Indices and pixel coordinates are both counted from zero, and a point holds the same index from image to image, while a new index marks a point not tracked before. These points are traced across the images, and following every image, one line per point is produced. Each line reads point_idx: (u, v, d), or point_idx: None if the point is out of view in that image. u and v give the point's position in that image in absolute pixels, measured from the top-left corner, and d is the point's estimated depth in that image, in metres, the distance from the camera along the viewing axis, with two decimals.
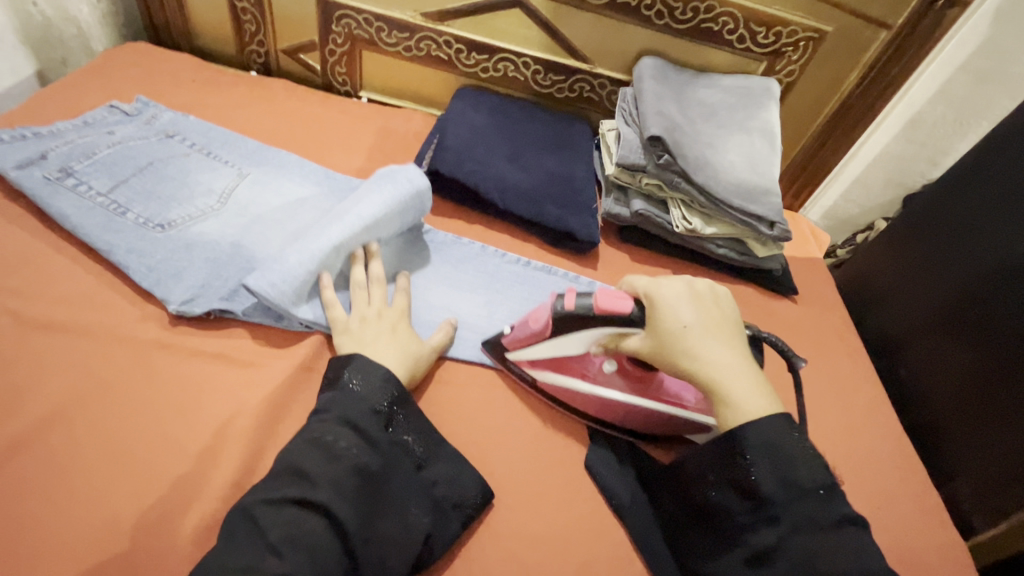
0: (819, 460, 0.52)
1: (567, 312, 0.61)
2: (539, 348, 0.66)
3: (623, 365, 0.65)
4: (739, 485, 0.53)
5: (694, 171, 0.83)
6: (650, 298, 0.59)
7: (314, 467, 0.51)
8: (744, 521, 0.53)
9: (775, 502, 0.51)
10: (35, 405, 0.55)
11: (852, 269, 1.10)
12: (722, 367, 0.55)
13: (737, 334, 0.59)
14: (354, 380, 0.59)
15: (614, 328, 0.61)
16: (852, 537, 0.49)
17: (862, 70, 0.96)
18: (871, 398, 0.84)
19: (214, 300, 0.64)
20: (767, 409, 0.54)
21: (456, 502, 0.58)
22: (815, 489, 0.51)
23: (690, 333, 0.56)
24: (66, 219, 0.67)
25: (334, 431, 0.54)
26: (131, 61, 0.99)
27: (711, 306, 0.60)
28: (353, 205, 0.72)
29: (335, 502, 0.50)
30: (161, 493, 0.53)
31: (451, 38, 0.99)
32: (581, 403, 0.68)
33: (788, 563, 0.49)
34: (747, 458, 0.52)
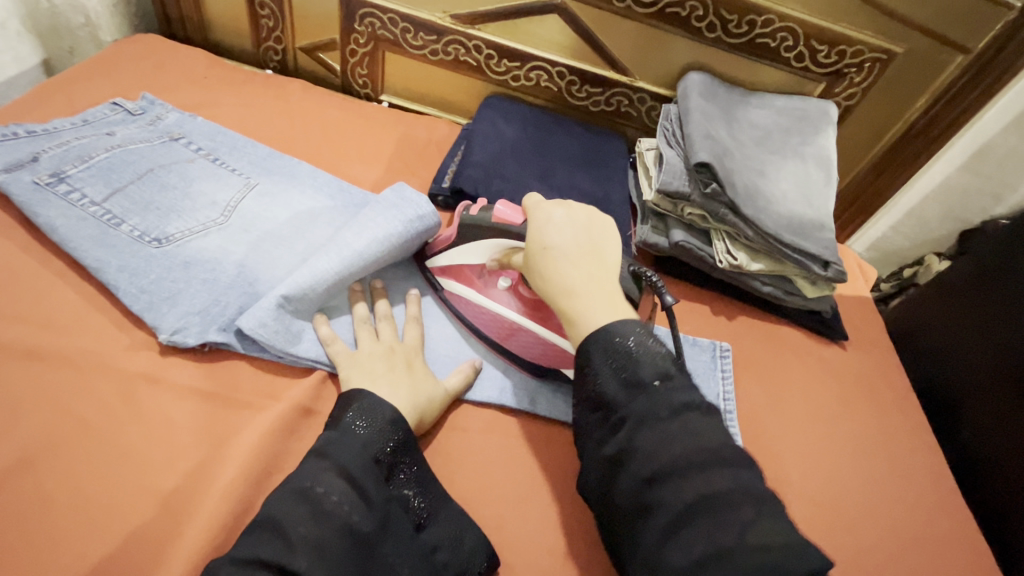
0: (656, 351, 0.50)
1: (470, 215, 0.65)
2: (447, 257, 0.69)
3: (518, 286, 0.66)
4: (589, 396, 0.51)
5: (743, 202, 0.75)
6: (529, 219, 0.60)
7: (296, 526, 0.43)
8: (597, 433, 0.50)
9: (617, 403, 0.49)
10: (1, 447, 0.49)
11: (902, 309, 1.02)
12: (574, 285, 0.54)
13: (608, 251, 0.57)
14: (358, 421, 0.51)
15: (505, 240, 0.63)
16: (693, 424, 0.46)
17: (931, 96, 0.87)
18: (929, 461, 0.76)
19: (210, 330, 0.58)
20: (612, 321, 0.52)
21: (459, 572, 0.50)
22: (653, 382, 0.48)
23: (548, 250, 0.56)
24: (53, 230, 0.61)
25: (326, 482, 0.46)
26: (140, 54, 0.93)
27: (587, 232, 0.58)
28: (360, 235, 0.65)
29: (314, 571, 0.42)
30: (134, 558, 0.46)
31: (482, 43, 0.91)
32: (476, 317, 0.68)
33: (636, 459, 0.46)
34: (590, 364, 0.51)
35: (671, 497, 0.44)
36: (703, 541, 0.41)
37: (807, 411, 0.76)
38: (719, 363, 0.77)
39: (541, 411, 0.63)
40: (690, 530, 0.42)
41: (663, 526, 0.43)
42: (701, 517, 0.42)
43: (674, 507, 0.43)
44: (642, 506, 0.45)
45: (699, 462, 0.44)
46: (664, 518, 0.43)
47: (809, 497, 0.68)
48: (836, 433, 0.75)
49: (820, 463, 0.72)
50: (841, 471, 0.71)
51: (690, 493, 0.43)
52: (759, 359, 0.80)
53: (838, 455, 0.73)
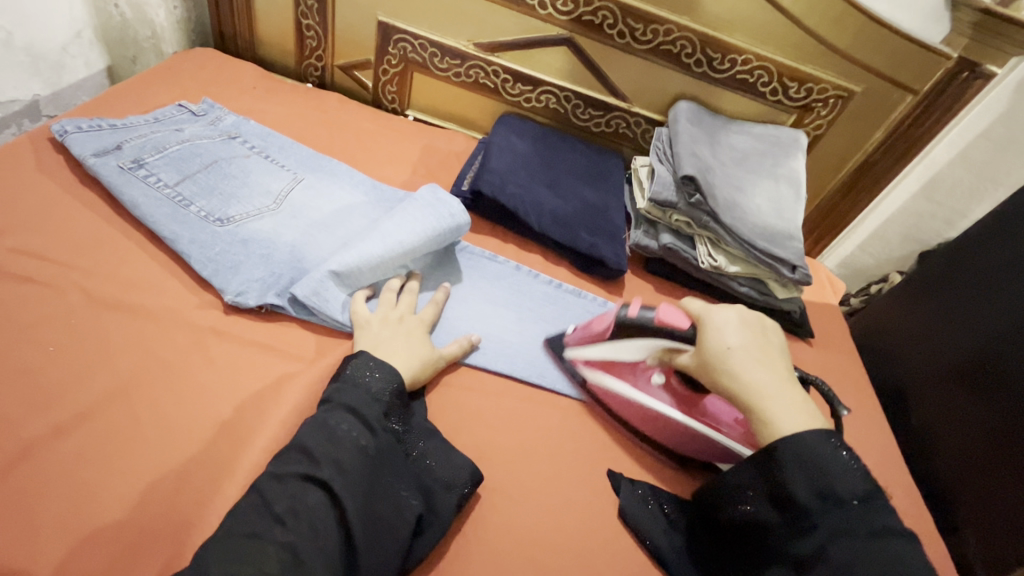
0: (858, 471, 0.54)
1: (629, 316, 0.68)
2: (596, 350, 0.73)
3: (672, 381, 0.70)
4: (774, 495, 0.56)
5: (722, 211, 0.87)
6: (702, 320, 0.65)
7: (320, 447, 0.52)
8: (784, 534, 0.55)
9: (812, 512, 0.53)
10: (98, 378, 0.59)
11: (864, 316, 1.13)
12: (760, 388, 0.59)
13: (777, 354, 0.63)
14: (365, 374, 0.60)
15: (666, 341, 0.67)
16: (893, 548, 0.51)
17: (887, 130, 1.01)
18: (881, 444, 0.87)
19: (266, 294, 0.68)
20: (805, 428, 0.57)
21: (448, 484, 0.58)
22: (851, 498, 0.53)
23: (734, 353, 0.61)
24: (135, 206, 0.72)
25: (338, 417, 0.55)
26: (198, 64, 1.05)
27: (758, 333, 0.64)
28: (398, 225, 0.76)
29: (337, 479, 0.51)
30: (208, 470, 0.55)
31: (499, 68, 1.05)
32: (624, 410, 0.72)
33: (831, 568, 0.51)
34: (783, 468, 0.55)
35: None
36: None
37: None
38: None
39: (546, 382, 0.75)
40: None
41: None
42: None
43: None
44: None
45: None
46: None
47: None
48: None
49: None
50: None
51: None
52: None
53: None
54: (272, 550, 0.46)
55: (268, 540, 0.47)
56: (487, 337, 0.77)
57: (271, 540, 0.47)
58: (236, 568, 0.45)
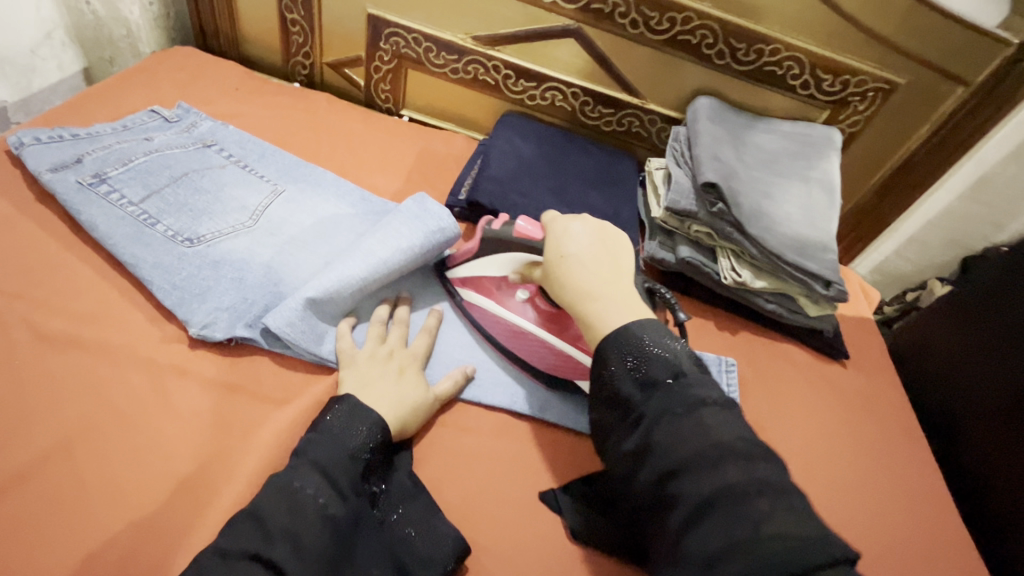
0: (675, 353, 0.51)
1: (491, 229, 0.69)
2: (469, 269, 0.72)
3: (536, 299, 0.68)
4: (603, 396, 0.52)
5: (748, 222, 0.78)
6: (548, 232, 0.63)
7: (275, 521, 0.45)
8: (616, 432, 0.51)
9: (635, 401, 0.50)
10: (41, 428, 0.52)
11: (906, 332, 1.04)
12: (589, 288, 0.57)
13: (622, 264, 0.60)
14: (339, 423, 0.53)
15: (526, 255, 0.66)
16: (708, 417, 0.47)
17: (932, 126, 0.90)
18: (927, 480, 0.77)
19: (236, 326, 0.61)
20: (627, 323, 0.54)
21: (426, 560, 0.51)
22: (667, 379, 0.49)
23: (568, 259, 0.59)
24: (93, 227, 0.65)
25: (304, 479, 0.48)
26: (176, 64, 0.98)
27: (603, 240, 0.61)
28: (384, 242, 0.68)
29: (292, 564, 0.43)
30: (160, 535, 0.49)
31: (500, 63, 0.96)
32: (496, 329, 0.70)
33: (652, 454, 0.46)
34: (606, 363, 0.52)
35: (690, 488, 0.43)
36: (719, 531, 0.41)
37: (807, 426, 0.78)
38: (724, 375, 0.78)
39: (550, 417, 0.66)
40: (708, 519, 0.42)
41: (681, 519, 0.43)
42: (720, 507, 0.42)
43: (692, 500, 0.43)
44: (662, 499, 0.45)
45: (712, 454, 0.44)
46: (683, 510, 0.43)
47: None
48: (834, 449, 0.77)
49: (817, 480, 0.73)
50: (840, 489, 0.73)
51: (708, 485, 0.43)
52: (763, 372, 0.83)
53: (836, 472, 0.74)
54: None
55: None
56: (483, 367, 0.69)
57: None
58: None
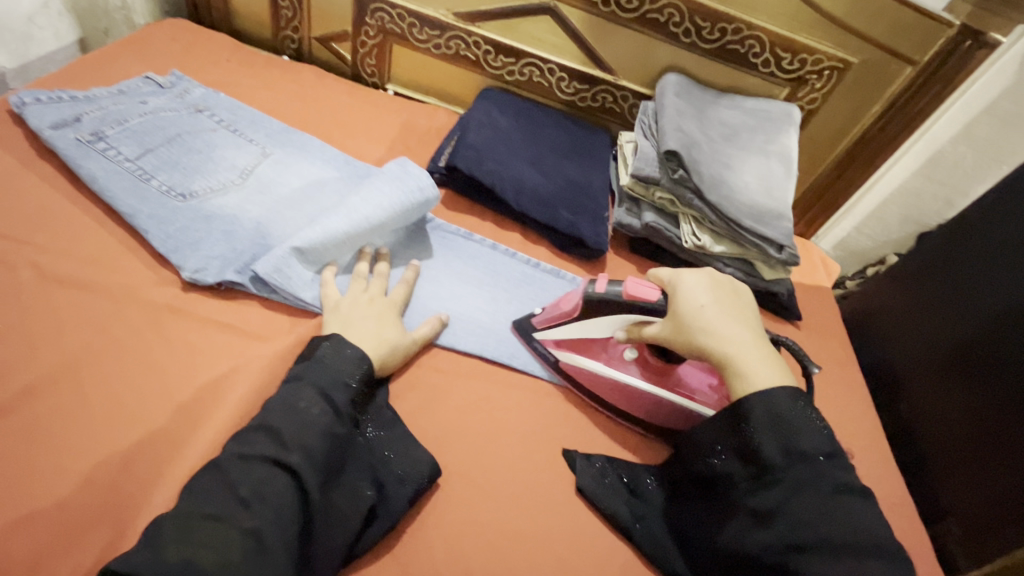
0: (823, 434, 0.55)
1: (598, 293, 0.66)
2: (565, 331, 0.71)
3: (643, 355, 0.70)
4: (741, 448, 0.57)
5: (707, 188, 0.84)
6: (671, 283, 0.65)
7: (288, 431, 0.51)
8: (747, 487, 0.56)
9: (776, 466, 0.54)
10: (48, 354, 0.57)
11: (858, 298, 1.10)
12: (735, 342, 0.60)
13: (748, 315, 0.65)
14: (329, 353, 0.59)
15: (634, 314, 0.66)
16: (851, 507, 0.52)
17: (884, 104, 0.97)
18: (867, 430, 0.85)
19: (226, 271, 0.66)
20: (777, 382, 0.58)
21: (403, 477, 0.57)
22: (817, 455, 0.54)
23: (706, 311, 0.62)
24: (93, 180, 0.69)
25: (307, 398, 0.54)
26: (168, 35, 1.02)
27: (729, 293, 0.65)
28: (365, 199, 0.73)
29: (306, 467, 0.50)
30: (157, 448, 0.54)
31: (481, 39, 1.00)
32: (603, 391, 0.71)
33: (788, 520, 0.52)
34: (751, 423, 0.56)
35: (817, 566, 0.49)
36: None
37: None
38: None
39: (517, 364, 0.72)
40: None
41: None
42: None
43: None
44: (786, 563, 0.51)
45: (846, 542, 0.50)
46: None
47: None
48: None
49: None
50: None
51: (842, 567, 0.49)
52: None
53: None
54: (235, 535, 0.45)
55: (231, 524, 0.45)
56: (458, 319, 0.75)
57: (237, 523, 0.45)
58: (194, 550, 0.43)
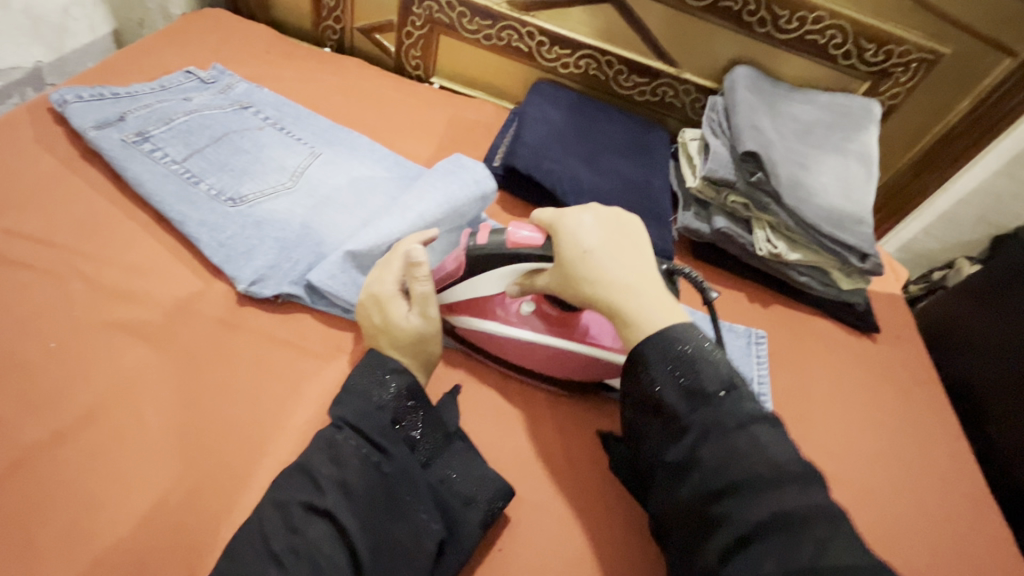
0: (723, 364, 0.50)
1: (478, 247, 0.59)
2: (456, 292, 0.64)
3: (543, 307, 0.64)
4: (643, 399, 0.51)
5: (786, 192, 0.78)
6: (554, 226, 0.56)
7: (324, 473, 0.47)
8: (658, 442, 0.50)
9: (679, 412, 0.49)
10: (100, 376, 0.53)
11: (934, 305, 1.03)
12: (623, 288, 0.53)
13: (640, 249, 0.56)
14: (362, 377, 0.54)
15: (522, 264, 0.58)
16: (764, 439, 0.47)
17: (975, 98, 0.89)
18: (956, 453, 0.78)
19: (284, 283, 0.62)
20: (669, 324, 0.52)
21: (469, 499, 0.53)
22: (716, 392, 0.49)
23: (590, 257, 0.53)
24: (140, 183, 0.65)
25: (342, 434, 0.50)
26: (207, 26, 0.97)
27: (618, 230, 0.57)
28: (422, 202, 0.68)
29: (344, 510, 0.46)
30: (220, 480, 0.50)
31: (535, 29, 0.94)
32: (504, 350, 0.66)
33: (703, 470, 0.46)
34: (647, 368, 0.51)
35: (740, 513, 0.43)
36: (773, 554, 0.41)
37: (837, 397, 0.79)
38: (755, 348, 0.78)
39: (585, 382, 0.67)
40: (759, 548, 0.42)
41: (732, 539, 0.43)
42: (772, 536, 0.42)
43: (747, 520, 0.43)
44: (708, 514, 0.45)
45: (765, 479, 0.44)
46: (732, 536, 0.43)
47: (835, 479, 0.70)
48: (864, 421, 0.77)
49: (848, 447, 0.74)
50: (871, 459, 0.73)
51: (765, 509, 0.43)
52: (793, 344, 0.83)
53: (867, 442, 0.75)
54: None
55: None
56: None
57: None
58: None
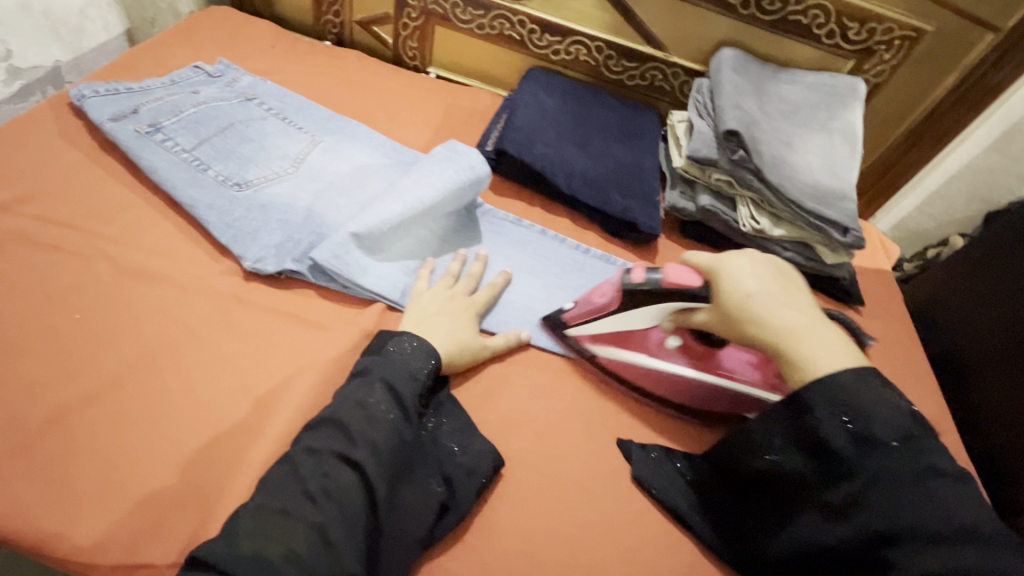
0: (898, 410, 0.49)
1: (636, 284, 0.61)
2: (600, 324, 0.66)
3: (686, 341, 0.65)
4: (803, 439, 0.51)
5: (769, 169, 0.80)
6: (712, 270, 0.58)
7: (357, 427, 0.50)
8: (814, 481, 0.51)
9: (846, 457, 0.49)
10: (121, 345, 0.58)
11: (926, 282, 1.05)
12: (789, 330, 0.53)
13: (800, 295, 0.57)
14: (399, 349, 0.58)
15: (678, 304, 0.61)
16: (938, 491, 0.46)
17: (959, 75, 0.91)
18: (938, 421, 0.81)
19: (286, 260, 0.66)
20: (843, 365, 0.51)
21: (470, 470, 0.55)
22: (890, 441, 0.48)
23: (754, 298, 0.55)
24: (154, 171, 0.70)
25: (375, 395, 0.52)
26: (213, 24, 1.02)
27: (778, 275, 0.58)
28: (417, 183, 0.72)
29: (373, 464, 0.48)
30: (232, 436, 0.55)
31: (526, 18, 0.97)
32: (640, 379, 0.67)
33: (870, 514, 0.47)
34: (813, 411, 0.50)
35: (910, 561, 0.44)
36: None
37: None
38: None
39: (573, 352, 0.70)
40: None
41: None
42: None
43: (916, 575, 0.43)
44: (871, 561, 0.46)
45: (941, 533, 0.44)
46: None
47: None
48: None
49: None
50: None
51: (937, 561, 0.43)
52: None
53: None
54: (302, 530, 0.44)
55: (299, 518, 0.45)
56: (512, 306, 0.73)
57: (304, 519, 0.45)
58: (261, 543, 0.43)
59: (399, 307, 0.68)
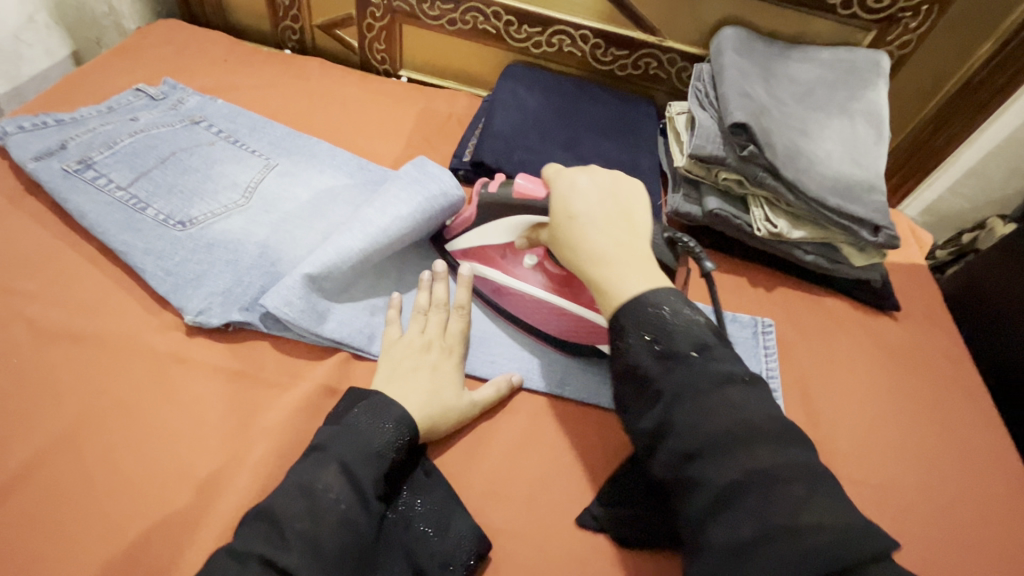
0: (696, 324, 0.48)
1: (490, 194, 0.62)
2: (469, 239, 0.66)
3: (545, 262, 0.63)
4: (621, 368, 0.48)
5: (783, 164, 0.70)
6: (552, 189, 0.57)
7: (293, 523, 0.41)
8: (633, 410, 0.47)
9: (654, 376, 0.46)
10: (43, 426, 0.51)
11: (963, 277, 0.94)
12: (602, 252, 0.51)
13: (635, 221, 0.54)
14: (363, 419, 0.49)
15: (523, 218, 0.60)
16: (734, 396, 0.43)
17: (999, 38, 0.79)
18: (992, 439, 0.70)
19: (233, 310, 0.58)
20: (642, 289, 0.49)
21: (445, 561, 0.46)
22: (688, 352, 0.46)
23: (578, 220, 0.53)
24: (82, 215, 0.62)
25: (325, 478, 0.44)
26: (162, 39, 0.93)
27: (616, 195, 0.55)
28: (380, 209, 0.63)
29: (308, 571, 0.39)
30: (168, 531, 0.47)
31: (500, 8, 0.88)
32: (507, 301, 0.65)
33: (676, 432, 0.43)
34: (625, 334, 0.48)
35: (714, 472, 0.40)
36: (749, 513, 0.38)
37: (854, 385, 0.72)
38: (761, 338, 0.72)
39: (568, 393, 0.61)
40: (734, 506, 0.39)
41: (705, 502, 0.40)
42: (749, 493, 0.39)
43: (717, 483, 0.40)
44: (681, 479, 0.42)
45: (742, 435, 0.41)
46: (708, 497, 0.40)
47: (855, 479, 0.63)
48: (888, 409, 0.70)
49: (867, 440, 0.67)
50: (894, 452, 0.66)
51: (738, 468, 0.40)
52: (805, 329, 0.76)
53: (889, 433, 0.68)
54: None
55: None
56: (496, 341, 0.64)
57: None
58: None
59: (366, 355, 0.59)
